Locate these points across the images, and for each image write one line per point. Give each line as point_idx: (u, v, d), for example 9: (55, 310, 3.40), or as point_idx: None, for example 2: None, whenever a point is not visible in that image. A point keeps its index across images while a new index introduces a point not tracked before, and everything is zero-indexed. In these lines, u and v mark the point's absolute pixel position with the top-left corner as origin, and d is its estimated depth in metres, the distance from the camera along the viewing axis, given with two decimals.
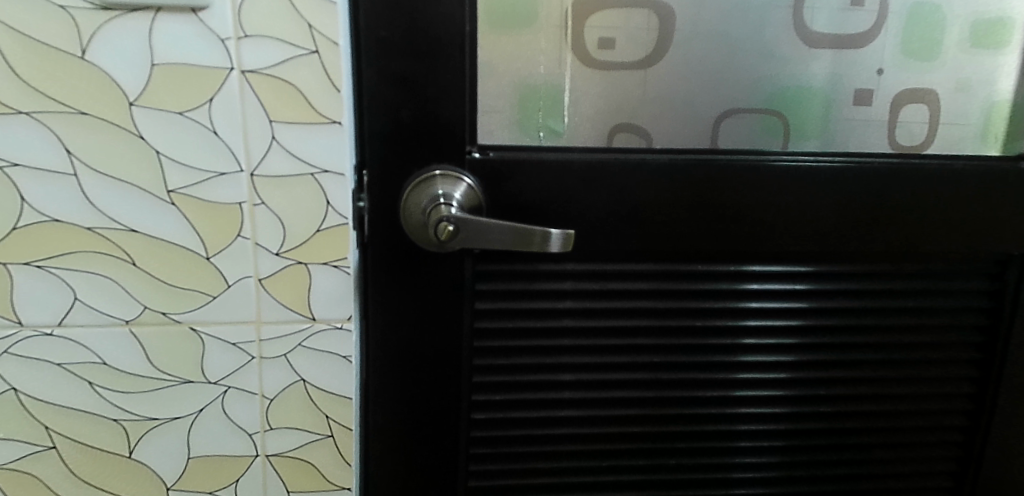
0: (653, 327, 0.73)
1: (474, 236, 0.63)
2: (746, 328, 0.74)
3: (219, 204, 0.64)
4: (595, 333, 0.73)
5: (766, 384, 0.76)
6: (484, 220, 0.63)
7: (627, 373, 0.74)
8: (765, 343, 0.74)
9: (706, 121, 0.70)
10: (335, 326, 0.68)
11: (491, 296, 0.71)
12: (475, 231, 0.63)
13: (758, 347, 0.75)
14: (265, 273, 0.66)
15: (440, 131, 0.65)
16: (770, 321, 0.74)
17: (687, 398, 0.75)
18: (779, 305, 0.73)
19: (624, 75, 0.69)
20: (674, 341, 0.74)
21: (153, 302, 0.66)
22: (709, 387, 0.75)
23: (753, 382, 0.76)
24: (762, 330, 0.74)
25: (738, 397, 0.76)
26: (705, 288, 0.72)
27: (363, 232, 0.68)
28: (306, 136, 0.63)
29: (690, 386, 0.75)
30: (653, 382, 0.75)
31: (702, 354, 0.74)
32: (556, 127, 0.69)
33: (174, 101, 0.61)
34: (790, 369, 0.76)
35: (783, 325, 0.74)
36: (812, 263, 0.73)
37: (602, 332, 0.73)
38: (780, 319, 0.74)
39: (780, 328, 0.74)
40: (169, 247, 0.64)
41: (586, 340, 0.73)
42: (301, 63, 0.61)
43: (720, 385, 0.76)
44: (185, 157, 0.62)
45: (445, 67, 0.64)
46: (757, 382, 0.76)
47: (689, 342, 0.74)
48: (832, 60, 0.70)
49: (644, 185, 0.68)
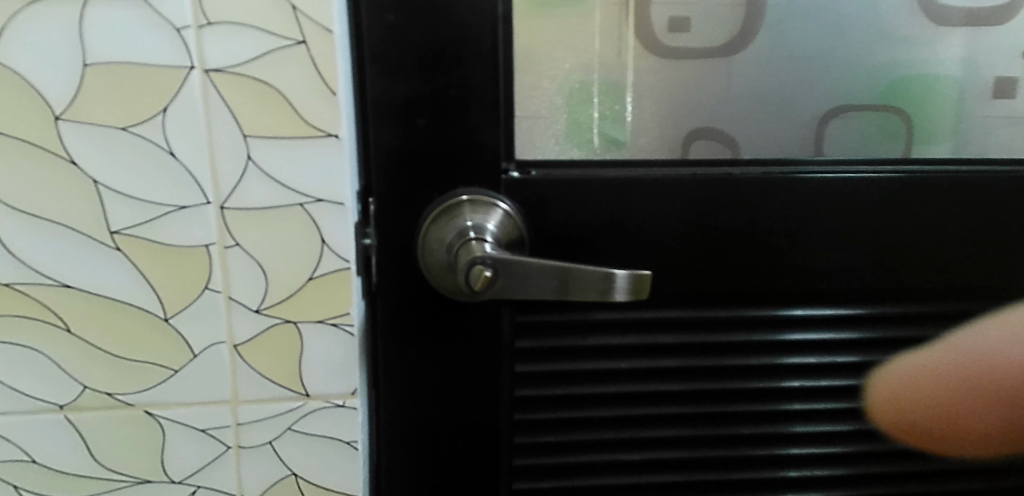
0: (717, 391, 0.56)
1: (518, 282, 0.47)
2: (819, 389, 0.57)
3: (181, 249, 0.48)
4: (654, 400, 0.56)
5: (821, 461, 0.58)
6: (531, 261, 0.47)
7: (673, 451, 0.57)
8: (818, 408, 0.57)
9: (804, 124, 0.54)
10: (335, 403, 0.52)
11: (534, 357, 0.55)
12: (519, 277, 0.47)
13: (808, 414, 0.57)
14: (242, 338, 0.50)
15: (468, 144, 0.50)
16: (841, 382, 0.56)
17: (740, 482, 0.58)
18: (862, 360, 0.56)
19: (697, 66, 0.53)
20: (737, 407, 0.56)
21: (96, 382, 0.50)
22: (763, 467, 0.58)
23: (804, 459, 0.58)
24: (821, 392, 0.57)
25: (790, 480, 0.58)
26: (763, 339, 0.55)
27: (371, 277, 0.53)
28: (293, 154, 0.47)
29: (749, 465, 0.58)
30: (705, 463, 0.58)
31: (761, 423, 0.57)
32: (617, 135, 0.53)
33: (116, 115, 0.46)
34: (853, 441, 0.58)
35: (839, 386, 0.56)
36: (910, 302, 0.56)
37: (664, 399, 0.56)
38: (842, 379, 0.56)
39: (845, 389, 0.57)
40: (115, 307, 0.49)
41: (647, 408, 0.56)
42: (284, 57, 0.46)
43: (769, 464, 0.58)
44: (132, 188, 0.47)
45: (476, 61, 0.49)
46: (811, 459, 0.58)
47: (759, 408, 0.57)
48: (966, 42, 0.54)
49: (727, 210, 0.52)
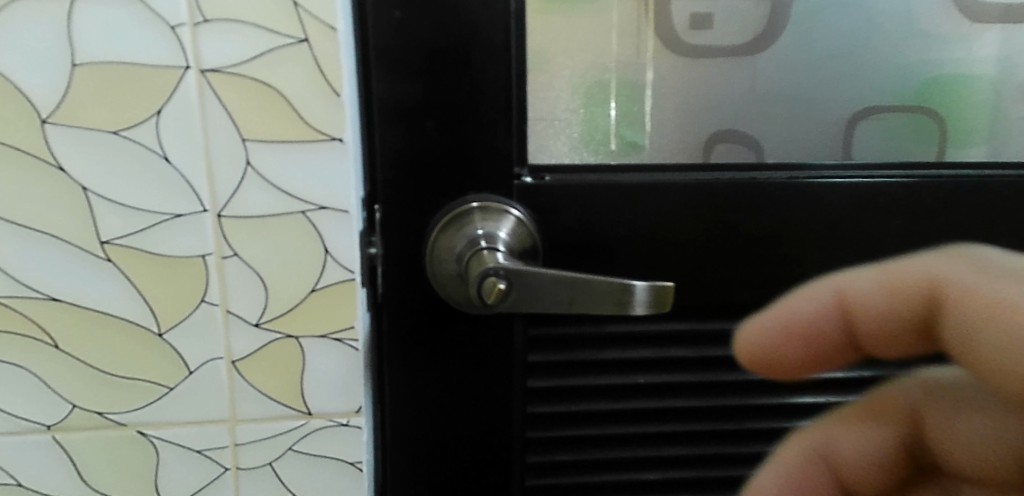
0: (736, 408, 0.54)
1: (533, 295, 0.45)
2: None
3: (176, 260, 0.46)
4: (671, 417, 0.54)
5: None
6: (547, 273, 0.45)
7: (685, 470, 0.54)
8: None
9: (830, 126, 0.52)
10: (338, 422, 0.49)
11: (547, 372, 0.53)
12: (534, 290, 0.45)
13: None
14: (240, 354, 0.47)
15: (479, 148, 0.47)
16: None
17: None
18: None
19: (719, 66, 0.50)
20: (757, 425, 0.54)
21: (87, 400, 0.47)
22: None
23: None
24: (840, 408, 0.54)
25: None
26: None
27: (376, 289, 0.50)
28: (294, 159, 0.45)
29: None
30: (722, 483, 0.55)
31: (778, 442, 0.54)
32: (637, 138, 0.51)
33: (107, 117, 0.43)
34: None
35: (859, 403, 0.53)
36: None
37: (682, 416, 0.54)
38: None
39: None
40: (106, 322, 0.46)
41: (664, 425, 0.54)
42: (285, 56, 0.43)
43: None
44: (124, 195, 0.44)
45: (487, 60, 0.46)
46: None
47: (781, 425, 0.54)
48: (1002, 39, 0.52)
49: (751, 217, 0.50)
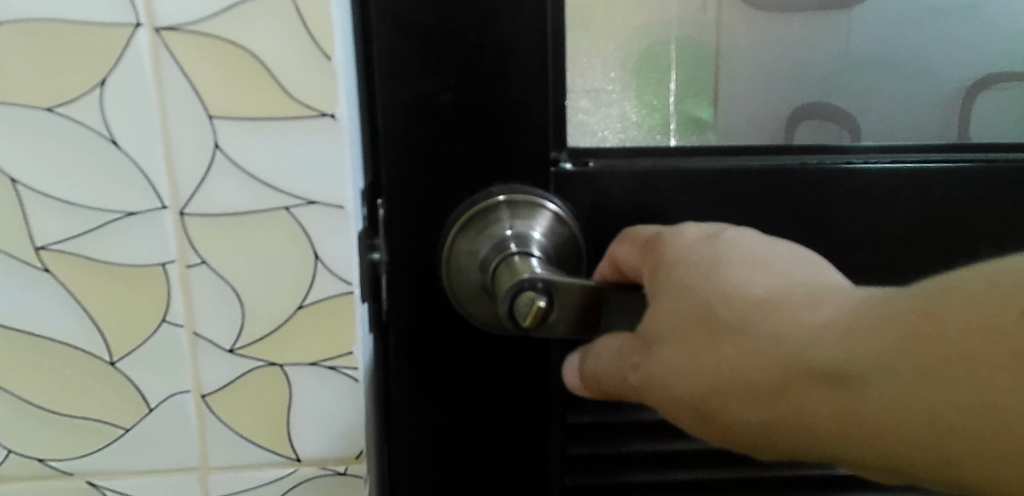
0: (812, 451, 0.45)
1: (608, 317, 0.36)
2: None
3: (128, 269, 0.36)
4: (735, 462, 0.45)
5: None
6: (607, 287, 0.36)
7: None
8: None
9: (933, 101, 0.43)
10: (334, 471, 0.40)
11: (589, 405, 0.43)
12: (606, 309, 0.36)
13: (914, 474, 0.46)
14: (212, 386, 0.38)
15: (506, 126, 0.38)
16: None
17: None
18: None
19: (802, 24, 0.42)
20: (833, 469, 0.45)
21: (23, 444, 0.38)
22: None
23: None
24: None
25: None
26: None
27: (380, 306, 0.40)
28: (276, 141, 0.35)
29: None
30: None
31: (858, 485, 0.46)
32: (702, 113, 0.42)
33: (37, 90, 0.34)
34: None
35: None
36: None
37: (748, 460, 0.45)
38: None
39: None
40: (44, 348, 0.37)
41: (727, 470, 0.45)
42: (264, 7, 0.34)
43: None
44: (60, 189, 0.35)
45: (515, 14, 0.37)
46: None
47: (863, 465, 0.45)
48: None
49: (843, 214, 0.41)
